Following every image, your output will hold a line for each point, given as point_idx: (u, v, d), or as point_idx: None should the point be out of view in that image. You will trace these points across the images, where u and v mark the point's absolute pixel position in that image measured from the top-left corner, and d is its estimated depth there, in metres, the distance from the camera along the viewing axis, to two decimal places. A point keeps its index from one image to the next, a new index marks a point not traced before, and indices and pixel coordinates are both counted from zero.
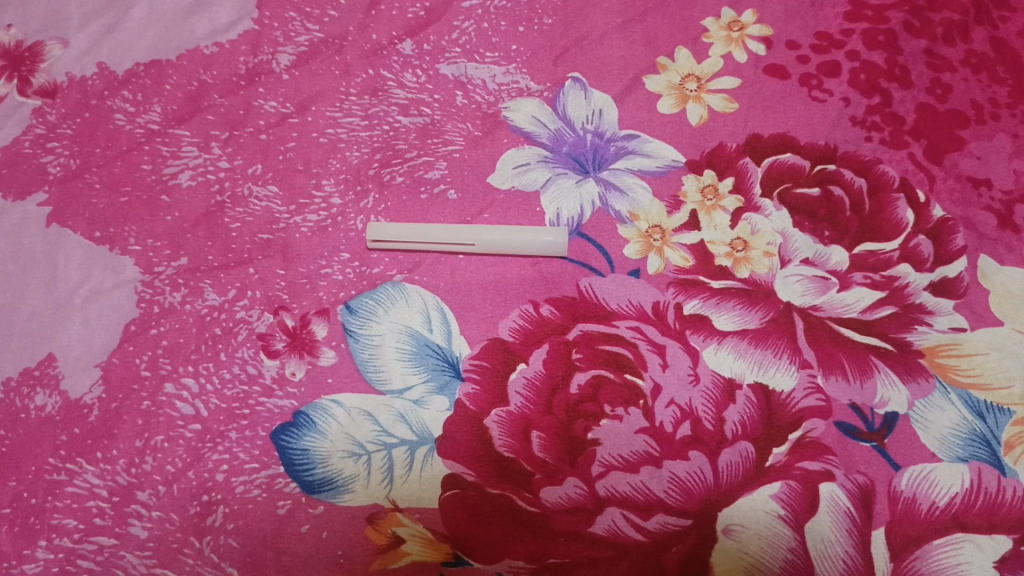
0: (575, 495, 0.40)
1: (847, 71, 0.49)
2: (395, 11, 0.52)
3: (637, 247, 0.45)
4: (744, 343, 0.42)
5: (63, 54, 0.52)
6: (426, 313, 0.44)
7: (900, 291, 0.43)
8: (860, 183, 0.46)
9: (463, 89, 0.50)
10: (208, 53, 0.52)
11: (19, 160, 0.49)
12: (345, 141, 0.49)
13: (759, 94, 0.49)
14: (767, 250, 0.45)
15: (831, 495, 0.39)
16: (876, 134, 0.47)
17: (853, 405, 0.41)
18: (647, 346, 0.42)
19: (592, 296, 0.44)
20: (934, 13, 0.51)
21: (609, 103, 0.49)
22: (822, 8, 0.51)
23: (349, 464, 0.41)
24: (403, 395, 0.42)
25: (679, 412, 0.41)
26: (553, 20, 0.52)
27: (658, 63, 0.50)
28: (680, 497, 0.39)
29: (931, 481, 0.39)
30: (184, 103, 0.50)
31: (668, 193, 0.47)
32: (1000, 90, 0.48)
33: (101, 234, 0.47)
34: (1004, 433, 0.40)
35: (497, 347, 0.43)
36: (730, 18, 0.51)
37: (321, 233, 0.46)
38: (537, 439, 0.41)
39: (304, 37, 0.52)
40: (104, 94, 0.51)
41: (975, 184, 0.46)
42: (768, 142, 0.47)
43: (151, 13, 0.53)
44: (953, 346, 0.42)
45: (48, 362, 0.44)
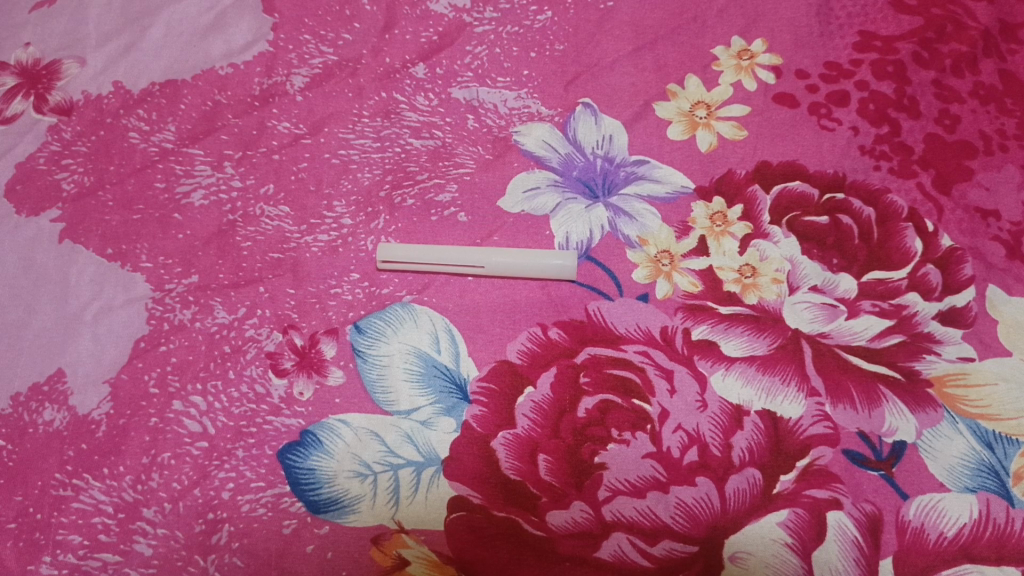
0: (581, 519, 0.39)
1: (856, 101, 0.50)
2: (409, 35, 0.53)
3: (646, 272, 0.45)
4: (753, 369, 0.42)
5: (80, 73, 0.53)
6: (435, 333, 0.44)
7: (908, 320, 0.43)
8: (869, 212, 0.46)
9: (475, 113, 0.50)
10: (224, 73, 0.52)
11: (33, 176, 0.50)
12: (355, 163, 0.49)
13: (769, 122, 0.49)
14: (775, 275, 0.45)
15: (838, 523, 0.39)
16: (884, 164, 0.48)
17: (861, 433, 0.41)
18: (655, 371, 0.42)
19: (601, 320, 0.44)
20: (943, 45, 0.51)
21: (619, 129, 0.50)
22: (831, 39, 0.52)
23: (355, 485, 0.41)
24: (411, 416, 0.42)
25: (687, 437, 0.41)
26: (564, 46, 0.52)
27: (668, 90, 0.51)
28: (687, 522, 0.39)
29: (940, 511, 0.39)
30: (198, 123, 0.51)
31: (677, 218, 0.47)
32: (1008, 122, 0.49)
33: (114, 251, 0.47)
34: (1013, 464, 0.40)
35: (504, 369, 0.43)
36: (740, 46, 0.52)
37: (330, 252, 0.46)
38: (544, 461, 0.41)
39: (318, 59, 0.52)
40: (119, 112, 0.51)
41: (983, 215, 0.46)
42: (777, 170, 0.48)
43: (168, 34, 0.54)
44: (961, 376, 0.42)
45: (57, 377, 0.44)
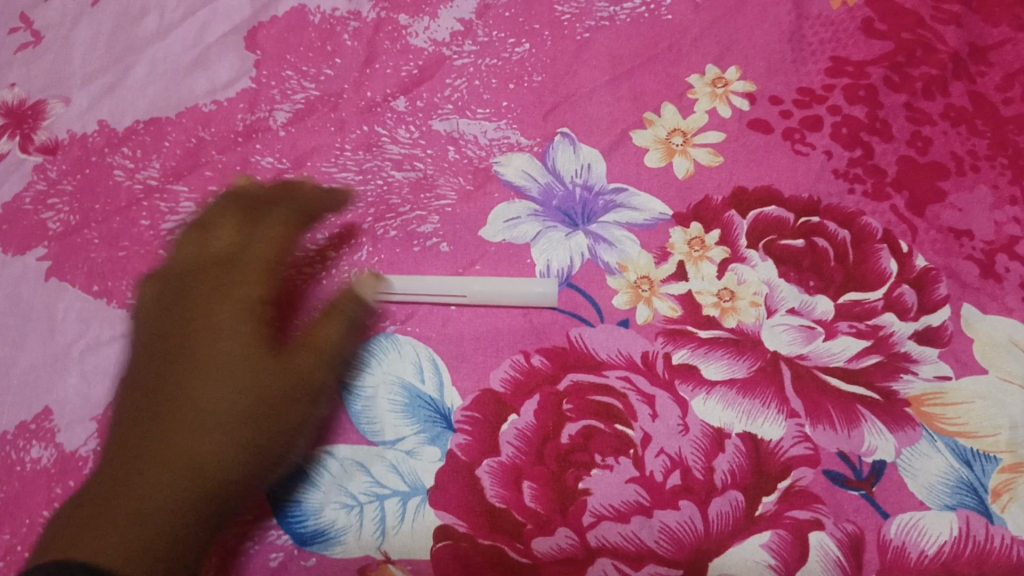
0: (566, 545, 0.40)
1: (829, 125, 0.50)
2: (390, 69, 0.54)
3: (626, 298, 0.46)
4: (733, 392, 0.43)
5: (65, 112, 0.54)
6: (418, 363, 0.45)
7: (885, 340, 0.44)
8: (844, 234, 0.47)
9: (455, 144, 0.51)
10: (207, 110, 0.53)
11: (20, 215, 0.50)
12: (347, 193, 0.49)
13: (744, 148, 0.50)
14: (753, 299, 0.45)
15: (821, 544, 0.39)
16: (858, 187, 0.48)
17: (842, 453, 0.41)
18: (636, 396, 0.43)
19: (583, 346, 0.45)
20: (914, 69, 0.52)
21: (597, 157, 0.50)
22: (804, 65, 0.53)
23: (342, 515, 0.41)
24: (396, 446, 0.43)
25: (669, 461, 0.41)
26: (542, 76, 0.53)
27: (645, 118, 0.52)
28: (671, 546, 0.40)
29: (920, 529, 0.40)
30: (183, 159, 0.51)
31: (655, 244, 0.47)
32: (979, 142, 0.49)
33: (100, 288, 0.48)
34: (991, 480, 0.41)
35: (488, 398, 0.43)
36: (714, 74, 0.53)
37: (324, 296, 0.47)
38: (529, 488, 0.41)
39: (300, 95, 0.53)
40: (105, 150, 0.52)
41: (957, 235, 0.47)
42: (752, 194, 0.48)
43: (151, 71, 0.55)
44: (939, 395, 0.42)
45: (44, 415, 0.44)
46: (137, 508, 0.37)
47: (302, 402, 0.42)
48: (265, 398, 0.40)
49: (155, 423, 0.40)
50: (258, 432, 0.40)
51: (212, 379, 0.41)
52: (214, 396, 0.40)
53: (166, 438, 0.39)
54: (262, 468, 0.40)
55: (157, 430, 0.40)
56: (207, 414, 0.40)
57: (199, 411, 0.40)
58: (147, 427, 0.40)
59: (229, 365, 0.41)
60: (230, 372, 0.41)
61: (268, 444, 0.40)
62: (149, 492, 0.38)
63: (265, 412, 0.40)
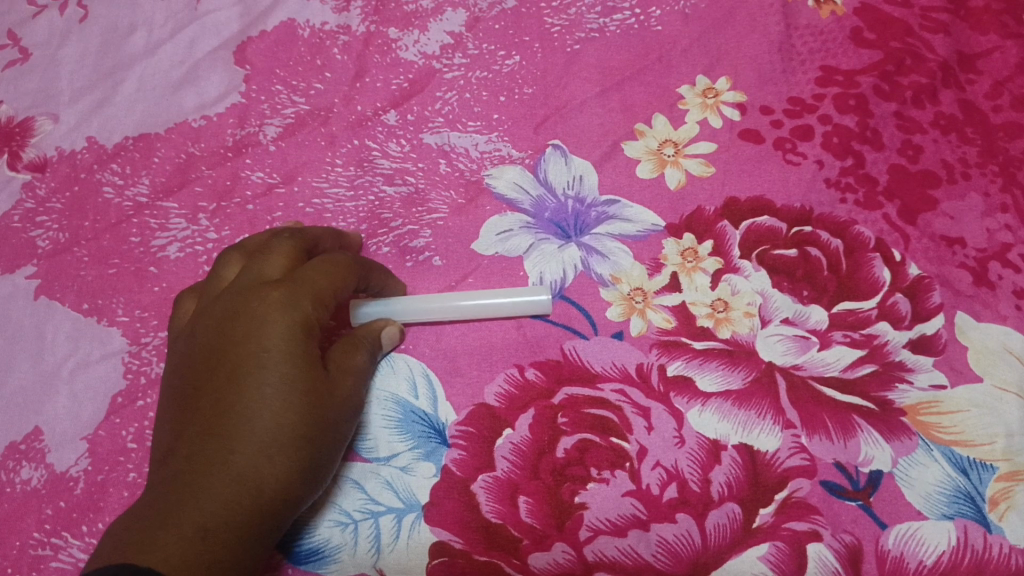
0: (563, 560, 0.40)
1: (820, 134, 0.51)
2: (380, 83, 0.53)
3: (620, 310, 0.46)
4: (728, 404, 0.43)
5: (53, 129, 0.53)
6: (412, 379, 0.45)
7: (879, 349, 0.44)
8: (836, 243, 0.47)
9: (447, 157, 0.51)
10: (197, 126, 0.53)
11: (9, 234, 0.50)
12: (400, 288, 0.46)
13: (735, 158, 0.50)
14: (747, 309, 0.45)
15: (818, 555, 0.39)
16: (850, 196, 0.48)
17: (838, 463, 0.41)
18: (632, 408, 0.43)
19: (577, 359, 0.44)
20: (903, 77, 0.52)
21: (589, 169, 0.50)
22: (794, 75, 0.53)
23: (336, 533, 0.41)
24: (390, 462, 0.43)
25: (665, 473, 0.41)
26: (533, 89, 0.53)
27: (636, 129, 0.52)
28: (668, 560, 0.40)
29: (918, 539, 0.39)
30: (172, 175, 0.51)
31: (648, 256, 0.47)
32: (970, 150, 0.50)
33: (90, 306, 0.47)
34: (989, 489, 0.40)
35: (482, 413, 0.43)
36: (705, 85, 0.53)
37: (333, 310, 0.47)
38: (525, 503, 0.41)
39: (290, 109, 0.53)
40: (94, 167, 0.52)
41: (949, 243, 0.47)
42: (744, 205, 0.48)
43: (140, 88, 0.54)
44: (934, 403, 0.42)
45: (34, 435, 0.44)
46: (250, 524, 0.34)
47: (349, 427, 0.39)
48: (321, 418, 0.37)
49: (250, 438, 0.35)
50: (321, 457, 0.37)
51: (334, 395, 0.38)
52: (272, 403, 0.35)
53: (246, 454, 0.34)
54: (315, 496, 0.38)
55: (268, 442, 0.35)
56: (336, 429, 0.38)
57: (257, 431, 0.35)
58: (264, 439, 0.35)
59: (294, 375, 0.36)
60: (294, 384, 0.36)
61: (323, 470, 0.37)
62: (264, 490, 0.34)
63: (320, 431, 0.37)
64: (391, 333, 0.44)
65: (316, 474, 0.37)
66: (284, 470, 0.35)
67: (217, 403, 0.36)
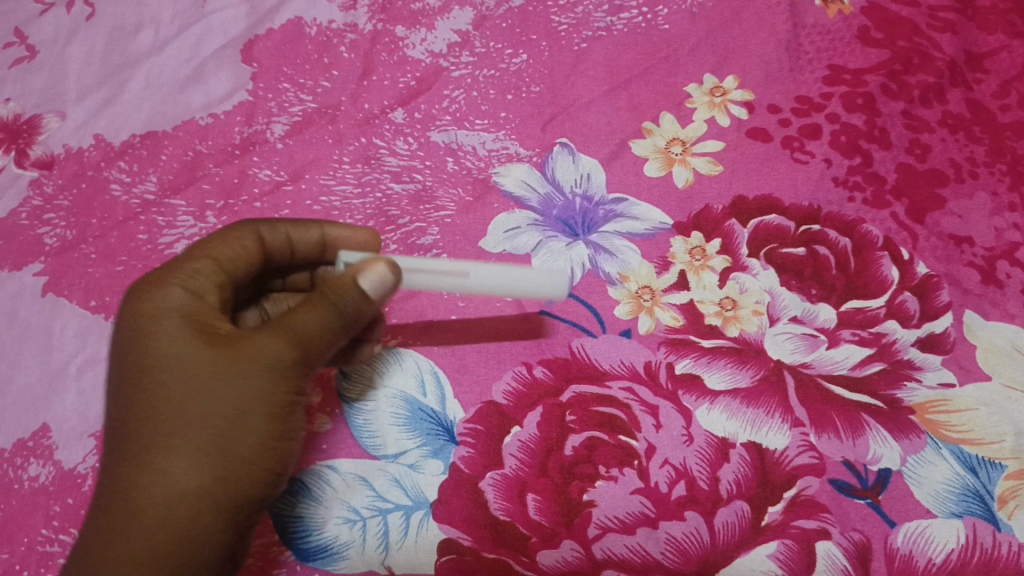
0: (571, 557, 0.40)
1: (828, 133, 0.51)
2: (387, 81, 0.53)
3: (627, 308, 0.46)
4: (737, 402, 0.43)
5: (60, 127, 0.53)
6: (420, 376, 0.45)
7: (888, 347, 0.44)
8: (844, 242, 0.47)
9: (454, 155, 0.51)
10: (204, 124, 0.53)
11: (16, 231, 0.50)
12: (372, 239, 0.47)
13: (743, 156, 0.50)
14: (755, 307, 0.45)
15: (828, 553, 0.39)
16: (858, 195, 0.48)
17: (847, 461, 0.41)
18: (640, 406, 0.43)
19: (585, 357, 0.44)
20: (910, 76, 0.52)
21: (597, 167, 0.50)
22: (801, 74, 0.53)
23: (344, 531, 0.41)
24: (398, 459, 0.43)
25: (674, 471, 0.41)
26: (540, 87, 0.53)
27: (643, 127, 0.51)
28: (677, 558, 0.39)
29: (927, 537, 0.39)
30: (180, 173, 0.51)
31: (656, 254, 0.47)
32: (977, 149, 0.50)
33: (98, 303, 0.47)
34: (997, 488, 0.40)
35: (490, 410, 0.43)
36: (712, 83, 0.53)
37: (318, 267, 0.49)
38: (533, 500, 0.41)
39: (298, 107, 0.53)
40: (101, 165, 0.52)
41: (957, 242, 0.47)
42: (752, 204, 0.48)
43: (147, 86, 0.54)
44: (943, 402, 0.42)
45: (42, 432, 0.44)
46: (162, 515, 0.38)
47: (280, 380, 0.39)
48: (218, 394, 0.38)
49: (154, 436, 0.39)
50: (238, 422, 0.39)
51: (238, 360, 0.39)
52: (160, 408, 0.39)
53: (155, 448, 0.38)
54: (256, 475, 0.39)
55: (174, 433, 0.38)
56: (250, 394, 0.39)
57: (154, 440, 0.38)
58: (168, 431, 0.38)
59: (188, 360, 0.39)
60: (190, 366, 0.39)
61: (240, 440, 0.39)
62: (177, 479, 0.38)
63: (221, 405, 0.38)
64: (366, 274, 0.40)
65: (243, 440, 0.38)
66: (197, 454, 0.38)
67: (128, 407, 0.40)
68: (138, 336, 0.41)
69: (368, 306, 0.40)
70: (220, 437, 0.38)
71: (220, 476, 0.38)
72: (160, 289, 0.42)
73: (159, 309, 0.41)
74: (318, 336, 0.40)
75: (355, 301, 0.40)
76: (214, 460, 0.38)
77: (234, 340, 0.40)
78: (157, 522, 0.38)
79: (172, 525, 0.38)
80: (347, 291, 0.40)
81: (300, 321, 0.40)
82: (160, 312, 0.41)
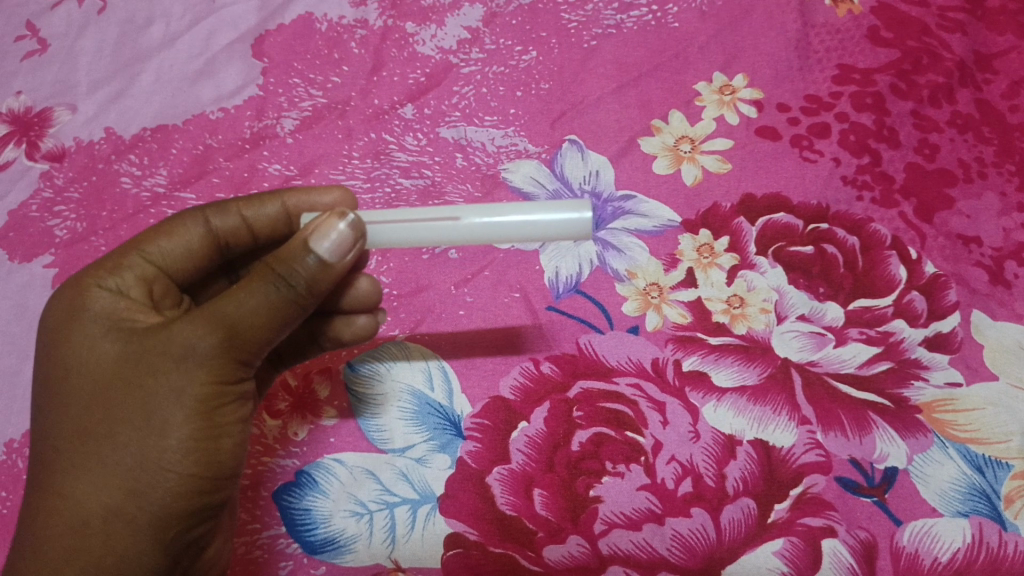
0: (577, 553, 0.40)
1: (837, 132, 0.51)
2: (397, 77, 0.54)
3: (635, 305, 0.46)
4: (744, 399, 0.43)
5: (71, 120, 0.54)
6: (428, 371, 0.45)
7: (896, 346, 0.44)
8: (853, 241, 0.47)
9: (463, 151, 0.51)
10: (214, 118, 0.53)
11: (26, 223, 0.50)
12: (343, 202, 0.44)
13: (752, 155, 0.50)
14: (763, 305, 0.45)
15: (834, 551, 0.39)
16: (866, 194, 0.48)
17: (853, 460, 0.41)
18: (647, 403, 0.43)
19: (592, 353, 0.44)
20: (919, 76, 0.52)
21: (606, 164, 0.50)
22: (811, 73, 0.53)
23: (351, 524, 0.41)
24: (405, 453, 0.43)
25: (681, 468, 0.41)
26: (550, 84, 0.53)
27: (652, 125, 0.52)
28: (683, 555, 0.40)
29: (933, 536, 0.39)
30: (190, 167, 0.51)
31: (664, 252, 0.47)
32: (986, 149, 0.50)
33: None
34: (1004, 487, 0.40)
35: (498, 405, 0.43)
36: (722, 82, 0.53)
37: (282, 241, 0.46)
38: (540, 496, 0.41)
39: (308, 102, 0.53)
40: (111, 158, 0.52)
41: (965, 241, 0.47)
42: (761, 202, 0.48)
43: (157, 80, 0.55)
44: (949, 402, 0.42)
45: None
46: (77, 534, 0.35)
47: (201, 371, 0.35)
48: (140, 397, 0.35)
49: (70, 446, 0.36)
50: (156, 426, 0.35)
51: (158, 353, 0.35)
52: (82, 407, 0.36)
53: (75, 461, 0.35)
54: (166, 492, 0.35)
55: (89, 438, 0.35)
56: (169, 392, 0.35)
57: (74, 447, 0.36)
58: (83, 438, 0.36)
59: (115, 358, 0.36)
60: (114, 363, 0.36)
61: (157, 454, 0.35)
62: (87, 493, 0.35)
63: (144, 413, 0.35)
64: (319, 236, 0.34)
65: (159, 446, 0.35)
66: (108, 465, 0.35)
67: (42, 412, 0.37)
68: (59, 332, 0.38)
69: (327, 274, 0.35)
70: (138, 443, 0.35)
71: (130, 489, 0.35)
72: (82, 285, 0.39)
73: (80, 306, 0.38)
74: (261, 315, 0.35)
75: (308, 270, 0.34)
76: (126, 471, 0.35)
77: (155, 332, 0.36)
78: (70, 536, 0.35)
79: (82, 541, 0.35)
80: (299, 260, 0.34)
81: (234, 301, 0.35)
82: (81, 310, 0.38)
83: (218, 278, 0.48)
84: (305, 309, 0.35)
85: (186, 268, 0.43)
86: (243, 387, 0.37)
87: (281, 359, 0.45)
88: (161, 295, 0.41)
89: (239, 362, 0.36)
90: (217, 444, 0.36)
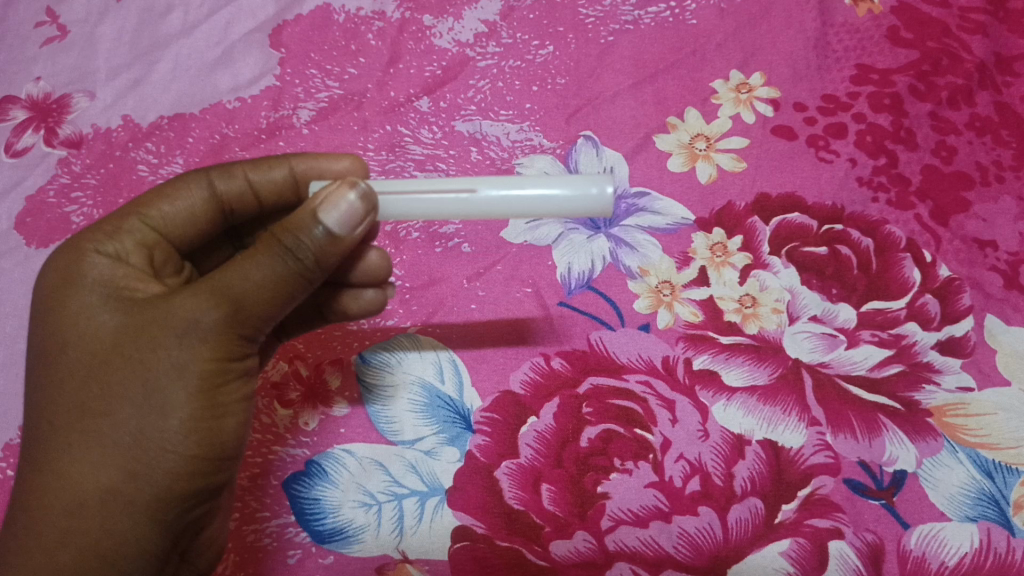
0: (584, 548, 0.40)
1: (854, 133, 0.50)
2: (414, 69, 0.54)
3: (647, 302, 0.46)
4: (754, 399, 0.43)
5: (89, 106, 0.54)
6: (438, 364, 0.45)
7: (908, 350, 0.44)
8: (867, 243, 0.47)
9: (478, 145, 0.51)
10: (231, 107, 0.53)
11: (43, 209, 0.51)
12: (353, 168, 0.46)
13: (768, 154, 0.50)
14: (775, 306, 0.45)
15: (840, 553, 0.39)
16: (882, 195, 0.48)
17: (863, 462, 0.41)
18: (657, 401, 0.43)
19: (603, 349, 0.45)
20: (939, 77, 0.52)
21: (620, 160, 0.50)
22: (829, 72, 0.52)
23: (360, 514, 0.41)
24: (414, 446, 0.43)
25: (689, 466, 0.41)
26: (566, 79, 0.53)
27: (668, 122, 0.51)
28: (690, 553, 0.40)
29: (941, 540, 0.39)
30: (206, 156, 0.52)
31: (678, 249, 0.47)
32: (1004, 152, 0.49)
33: None
34: (1014, 493, 0.40)
35: (508, 400, 0.44)
36: (739, 80, 0.52)
37: (289, 208, 0.47)
38: (547, 490, 0.41)
39: (324, 93, 0.53)
40: (128, 145, 0.52)
41: (981, 245, 0.47)
42: (776, 202, 0.48)
43: (175, 68, 0.55)
44: (961, 406, 0.42)
45: None
46: (74, 516, 0.35)
47: (204, 347, 0.35)
48: (140, 374, 0.35)
49: (66, 420, 0.36)
50: (156, 405, 0.35)
51: (159, 326, 0.35)
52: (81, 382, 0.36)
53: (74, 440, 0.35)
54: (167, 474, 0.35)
55: (85, 414, 0.35)
56: (170, 369, 0.35)
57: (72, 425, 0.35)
58: (80, 412, 0.36)
59: (115, 332, 0.36)
60: (114, 337, 0.36)
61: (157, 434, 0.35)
62: (83, 475, 0.35)
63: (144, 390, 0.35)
64: (330, 207, 0.34)
65: (160, 426, 0.35)
66: (105, 444, 0.35)
67: (40, 385, 0.37)
68: (57, 303, 0.38)
69: (335, 246, 0.35)
70: (138, 421, 0.35)
71: (127, 470, 0.35)
72: (81, 250, 0.39)
73: (78, 274, 0.38)
74: (266, 288, 0.34)
75: (316, 241, 0.34)
76: (124, 450, 0.35)
77: (155, 304, 0.36)
78: (66, 520, 0.35)
79: (78, 522, 0.35)
80: (306, 230, 0.34)
81: (240, 272, 0.34)
82: (79, 278, 0.38)
83: (223, 247, 0.49)
84: (311, 283, 0.35)
85: (186, 232, 0.43)
86: (246, 364, 0.37)
87: (286, 330, 0.46)
88: (161, 263, 0.42)
89: (242, 338, 0.36)
90: (218, 424, 0.36)
